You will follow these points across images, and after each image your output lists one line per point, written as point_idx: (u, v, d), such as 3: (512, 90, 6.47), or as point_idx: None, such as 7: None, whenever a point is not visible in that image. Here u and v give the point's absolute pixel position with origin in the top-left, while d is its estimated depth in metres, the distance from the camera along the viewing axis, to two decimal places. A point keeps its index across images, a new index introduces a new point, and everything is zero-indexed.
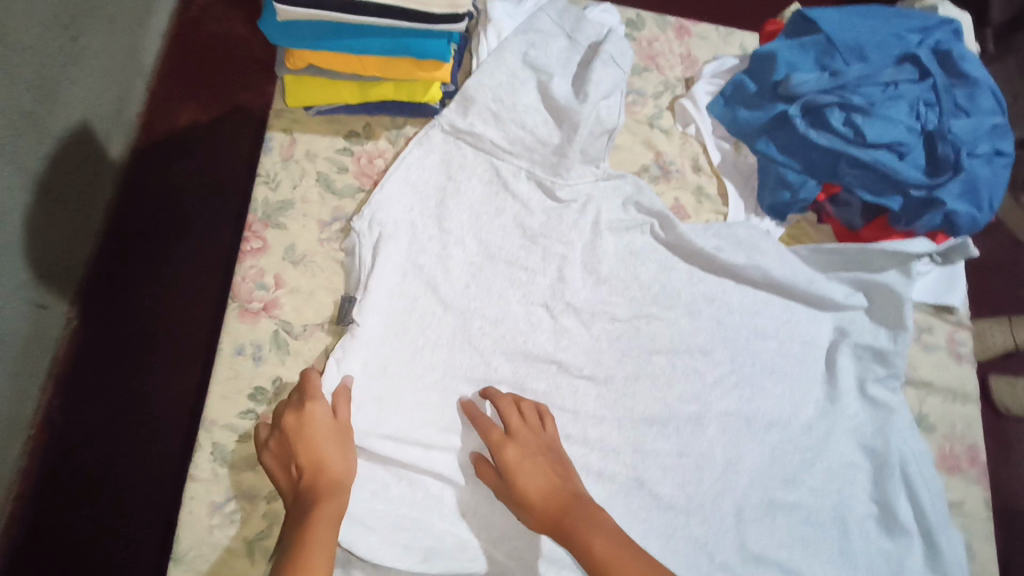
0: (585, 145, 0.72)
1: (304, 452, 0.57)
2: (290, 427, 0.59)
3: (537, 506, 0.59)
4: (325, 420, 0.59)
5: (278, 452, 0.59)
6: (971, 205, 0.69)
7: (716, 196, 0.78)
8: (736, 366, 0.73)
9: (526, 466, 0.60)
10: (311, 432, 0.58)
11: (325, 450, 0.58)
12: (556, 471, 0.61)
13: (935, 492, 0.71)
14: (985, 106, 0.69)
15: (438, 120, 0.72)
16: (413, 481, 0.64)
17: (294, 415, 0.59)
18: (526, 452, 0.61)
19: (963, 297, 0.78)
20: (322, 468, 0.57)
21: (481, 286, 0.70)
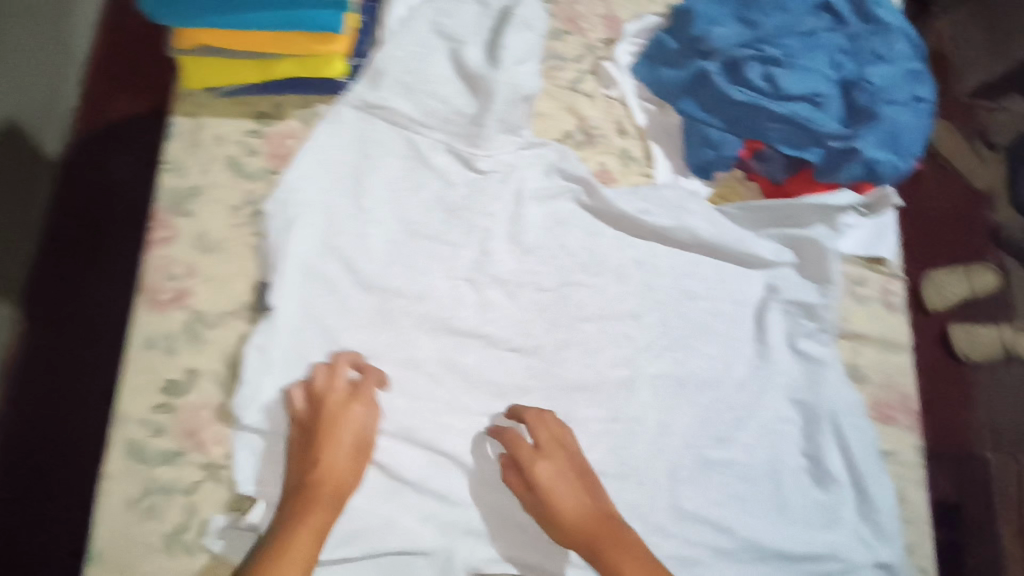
0: (503, 114, 0.71)
1: (331, 455, 0.60)
2: (325, 425, 0.61)
3: (567, 524, 0.61)
4: (359, 430, 0.62)
5: (302, 442, 0.61)
6: (892, 153, 0.67)
7: (641, 158, 0.76)
8: (667, 330, 0.72)
9: (561, 485, 0.62)
10: (343, 438, 0.61)
11: (347, 462, 0.60)
12: (581, 486, 0.63)
13: (865, 441, 0.72)
14: (902, 52, 0.69)
15: (346, 95, 0.70)
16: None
17: (333, 414, 0.61)
18: (558, 468, 0.63)
19: (893, 249, 0.79)
20: (335, 478, 0.59)
21: (404, 264, 0.68)
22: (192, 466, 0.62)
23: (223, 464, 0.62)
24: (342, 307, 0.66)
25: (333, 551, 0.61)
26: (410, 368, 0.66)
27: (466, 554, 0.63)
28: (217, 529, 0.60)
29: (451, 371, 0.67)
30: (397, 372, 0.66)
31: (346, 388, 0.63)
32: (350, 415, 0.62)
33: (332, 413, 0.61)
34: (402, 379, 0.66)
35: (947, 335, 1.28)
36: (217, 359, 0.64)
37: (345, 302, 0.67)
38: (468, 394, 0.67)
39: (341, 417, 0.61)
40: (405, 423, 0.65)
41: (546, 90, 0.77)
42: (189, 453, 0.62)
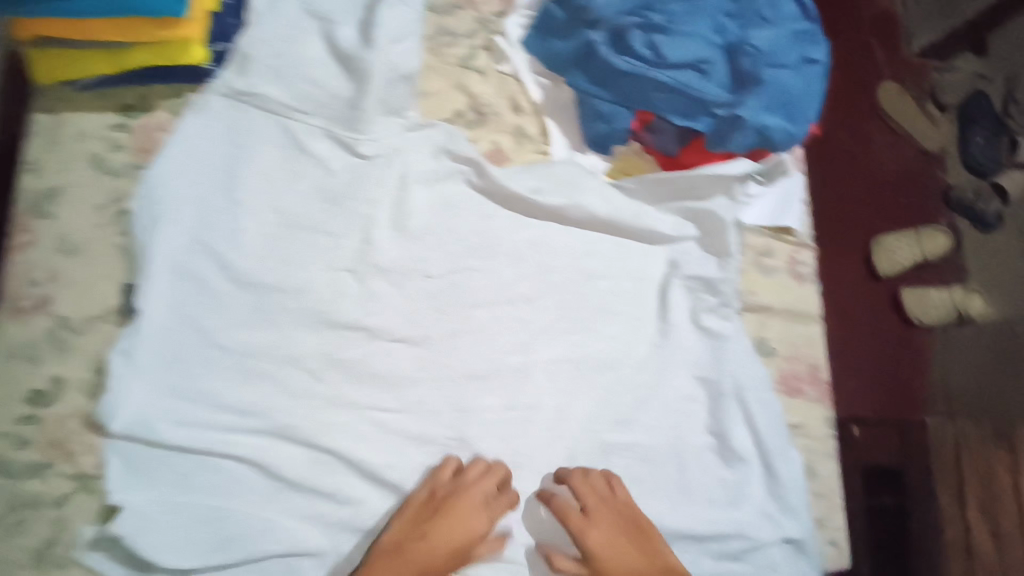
0: (382, 96, 0.68)
1: (436, 538, 0.61)
2: (444, 508, 0.62)
3: None
4: (475, 526, 0.62)
5: (407, 514, 0.62)
6: (784, 117, 0.65)
7: (537, 136, 0.74)
8: (563, 312, 0.70)
9: (614, 549, 0.63)
10: (455, 526, 0.61)
11: (445, 554, 0.61)
12: (657, 556, 0.63)
13: (772, 416, 0.71)
14: (788, 14, 0.68)
15: (213, 82, 0.66)
16: (210, 469, 0.62)
17: (459, 498, 0.62)
18: (602, 533, 0.63)
19: (798, 218, 0.77)
20: (430, 560, 0.60)
21: (281, 257, 0.66)
22: (62, 477, 0.59)
23: (96, 475, 0.60)
24: (216, 306, 0.65)
25: (207, 557, 0.59)
26: (287, 364, 0.65)
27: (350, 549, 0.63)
28: (88, 541, 0.57)
29: (334, 366, 0.66)
30: (279, 367, 0.65)
31: (484, 483, 0.63)
32: (471, 509, 0.62)
33: (456, 497, 0.62)
34: (282, 374, 0.65)
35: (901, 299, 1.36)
36: (85, 365, 0.61)
37: (218, 300, 0.65)
38: (353, 391, 0.66)
39: (462, 505, 0.62)
40: (287, 420, 0.64)
41: (433, 67, 0.73)
42: (58, 463, 0.59)
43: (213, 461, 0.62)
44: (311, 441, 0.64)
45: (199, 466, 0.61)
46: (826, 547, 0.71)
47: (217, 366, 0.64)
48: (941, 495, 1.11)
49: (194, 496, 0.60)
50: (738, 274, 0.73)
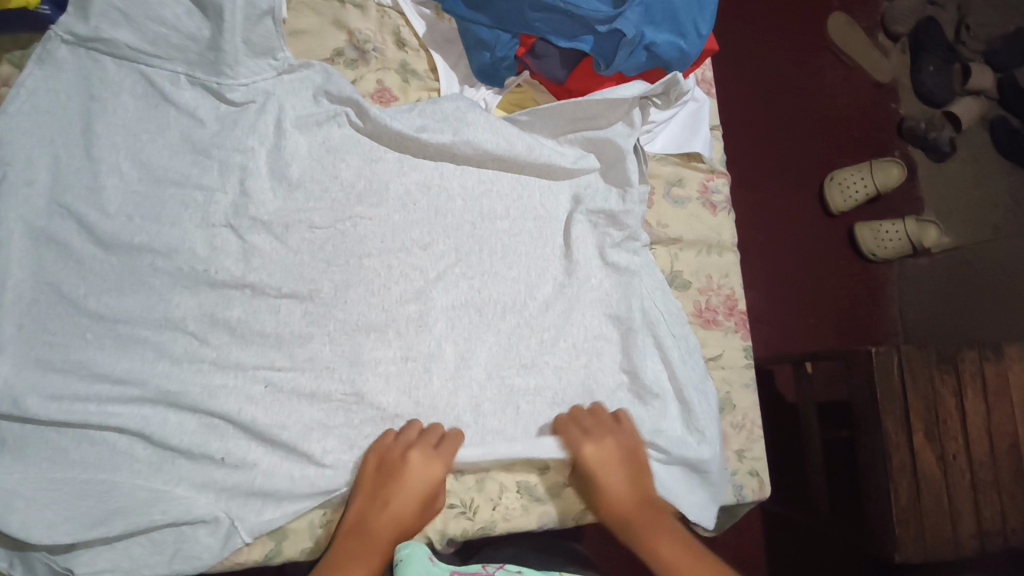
0: (245, 33, 0.62)
1: (394, 505, 0.57)
2: (392, 474, 0.58)
3: (614, 500, 0.60)
4: (428, 483, 0.59)
5: (358, 492, 0.58)
6: (672, 33, 0.62)
7: (424, 72, 0.70)
8: (459, 256, 0.67)
9: (608, 465, 0.61)
10: (410, 492, 0.58)
11: (404, 518, 0.58)
12: (639, 485, 0.61)
13: (688, 349, 0.68)
14: None
15: (52, 30, 0.61)
16: (91, 440, 0.58)
17: (404, 460, 0.58)
18: (606, 449, 0.61)
19: (708, 143, 0.73)
20: (396, 529, 0.57)
21: (153, 213, 0.62)
22: None
23: None
24: (83, 270, 0.60)
25: (92, 530, 0.54)
26: (168, 326, 0.60)
27: (251, 516, 0.58)
28: None
29: (217, 327, 0.61)
30: (152, 333, 0.60)
31: (428, 439, 0.60)
32: (422, 468, 0.59)
33: (402, 458, 0.59)
34: (159, 339, 0.60)
35: (855, 236, 1.43)
36: None
37: (86, 264, 0.60)
38: (238, 352, 0.61)
39: (411, 465, 0.58)
40: (163, 386, 0.59)
41: (305, 3, 0.68)
42: None
43: (94, 434, 0.58)
44: (200, 404, 0.59)
45: (78, 440, 0.57)
46: (747, 478, 0.69)
47: (88, 335, 0.59)
48: (886, 423, 1.02)
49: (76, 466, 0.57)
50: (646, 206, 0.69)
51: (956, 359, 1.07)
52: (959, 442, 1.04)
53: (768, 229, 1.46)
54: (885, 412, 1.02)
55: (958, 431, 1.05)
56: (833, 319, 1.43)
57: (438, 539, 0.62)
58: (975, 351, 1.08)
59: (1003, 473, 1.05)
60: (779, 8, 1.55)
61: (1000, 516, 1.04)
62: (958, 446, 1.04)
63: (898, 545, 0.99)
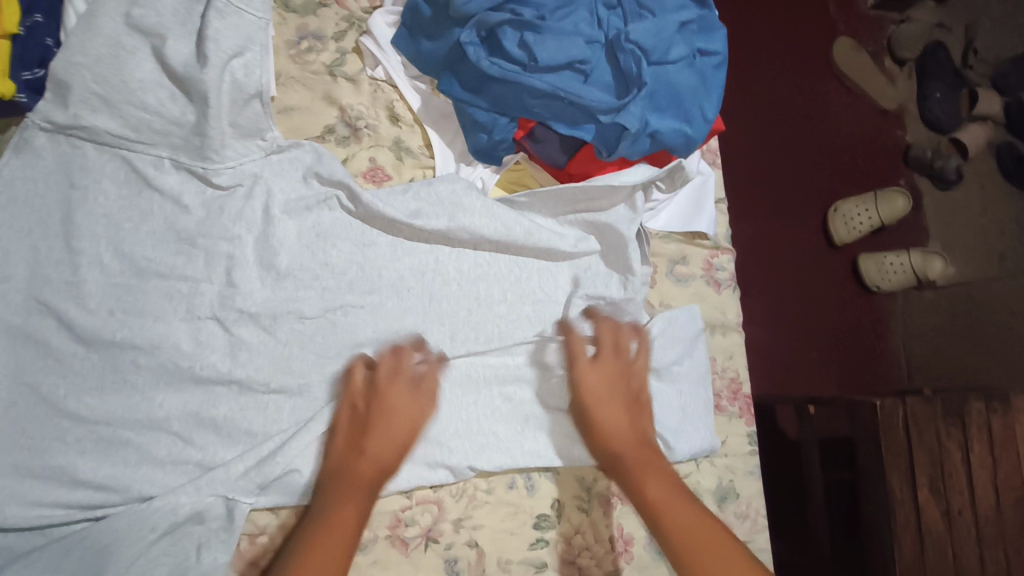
0: (232, 117, 0.59)
1: (375, 444, 0.58)
2: (368, 416, 0.59)
3: (605, 427, 0.61)
4: (403, 416, 0.59)
5: (338, 438, 0.58)
6: (677, 119, 0.60)
7: (419, 149, 0.68)
8: (455, 343, 0.65)
9: (604, 395, 0.62)
10: (387, 432, 0.58)
11: (384, 438, 0.58)
12: (632, 418, 0.61)
13: (697, 435, 0.66)
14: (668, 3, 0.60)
15: (30, 117, 0.59)
16: (72, 554, 0.54)
17: (378, 400, 0.59)
18: (604, 376, 0.62)
19: (713, 221, 0.71)
20: (382, 464, 0.58)
21: (137, 305, 0.60)
22: None
23: None
24: (64, 367, 0.58)
25: None
26: (153, 425, 0.58)
27: None
28: None
29: (202, 426, 0.59)
30: (134, 434, 0.58)
31: (403, 379, 0.61)
32: (397, 407, 0.59)
33: (375, 400, 0.60)
34: (142, 441, 0.58)
35: (861, 270, 1.41)
36: None
37: (68, 360, 0.58)
38: (224, 453, 0.59)
39: (387, 403, 0.59)
40: (145, 491, 0.57)
41: (295, 77, 0.66)
42: None
43: (66, 528, 0.56)
44: (186, 507, 0.57)
45: (61, 552, 0.54)
46: None
47: (69, 438, 0.57)
48: (892, 478, 1.01)
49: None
50: (647, 291, 0.67)
51: (963, 411, 1.04)
52: (965, 495, 1.02)
53: (773, 263, 1.42)
54: (890, 467, 1.02)
55: (965, 485, 1.02)
56: (837, 354, 1.41)
57: None
58: (982, 403, 1.05)
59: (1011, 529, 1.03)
60: (785, 35, 1.51)
61: None
62: (964, 500, 1.02)
63: None
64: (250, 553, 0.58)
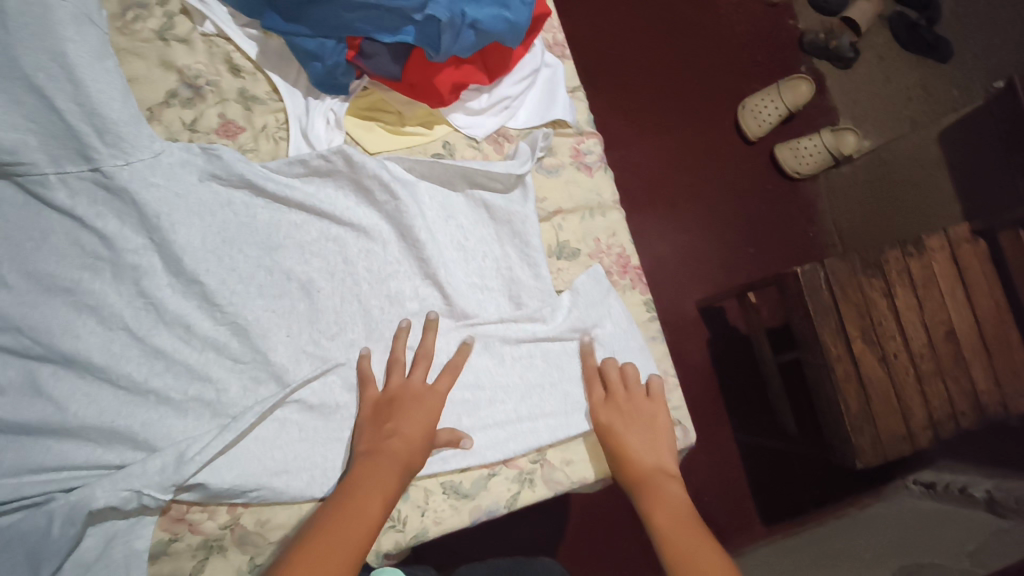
0: (73, 98, 0.60)
1: (402, 430, 0.59)
2: (399, 404, 0.61)
3: (625, 459, 0.62)
4: (428, 408, 0.62)
5: (365, 427, 0.60)
6: (495, 6, 0.61)
7: (266, 95, 0.68)
8: (336, 286, 0.65)
9: (620, 425, 0.64)
10: (412, 417, 0.60)
11: (412, 429, 0.60)
12: (649, 449, 0.63)
13: (592, 307, 0.69)
14: None
15: None
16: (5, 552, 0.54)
17: (409, 392, 0.62)
18: (618, 404, 0.65)
19: (568, 108, 0.72)
20: (408, 453, 0.58)
21: (33, 306, 0.60)
22: None
23: None
24: None
25: None
26: (67, 416, 0.58)
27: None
28: None
29: (104, 411, 0.59)
30: (35, 426, 0.57)
31: (416, 373, 0.63)
32: (418, 398, 0.62)
33: (406, 392, 0.62)
34: (47, 433, 0.58)
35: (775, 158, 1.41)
36: None
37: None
38: (141, 458, 0.58)
39: (409, 397, 0.62)
40: (52, 481, 0.56)
41: (129, 49, 0.66)
42: None
43: None
44: (101, 502, 0.55)
45: None
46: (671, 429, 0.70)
47: None
48: (823, 335, 1.03)
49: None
50: (534, 197, 0.70)
51: (880, 262, 1.08)
52: (898, 340, 1.05)
53: (692, 169, 1.42)
54: (821, 327, 1.03)
55: (895, 330, 1.05)
56: (770, 245, 1.42)
57: (375, 558, 0.62)
58: (898, 250, 1.09)
59: (945, 362, 1.06)
60: None
61: (948, 402, 1.04)
62: (898, 345, 1.05)
63: (857, 452, 1.00)
64: (173, 509, 0.59)
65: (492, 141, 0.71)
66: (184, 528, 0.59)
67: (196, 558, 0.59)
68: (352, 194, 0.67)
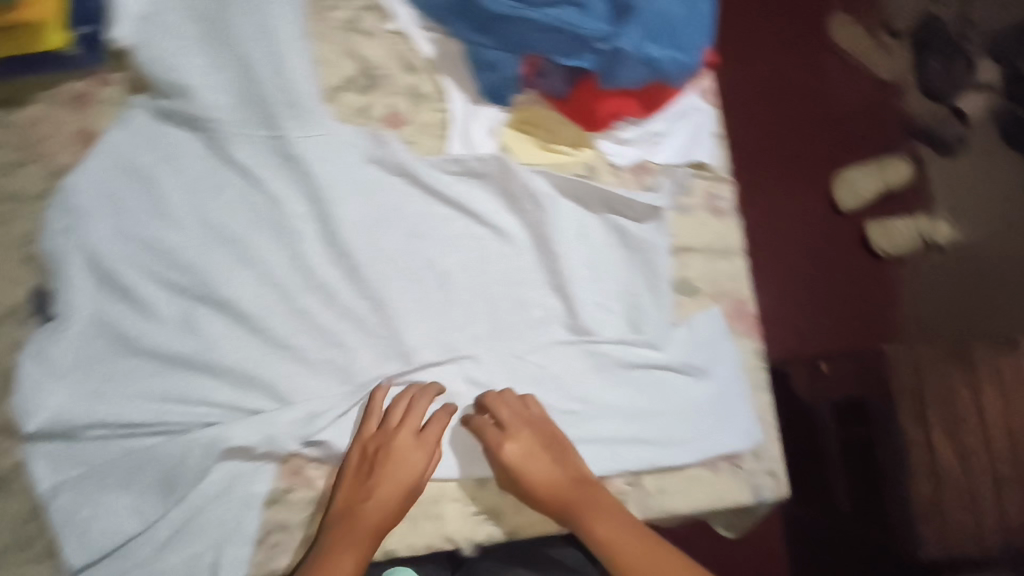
0: (266, 72, 0.66)
1: (380, 493, 0.61)
2: (376, 462, 0.62)
3: (541, 493, 0.63)
4: (411, 469, 0.62)
5: (344, 479, 0.62)
6: (670, 47, 0.68)
7: (433, 94, 0.72)
8: (471, 282, 0.69)
9: (532, 461, 0.63)
10: (391, 477, 0.61)
11: (390, 492, 0.61)
12: (565, 469, 0.64)
13: (703, 343, 0.71)
14: None
15: (139, 100, 0.66)
16: (146, 469, 0.59)
17: (385, 449, 0.62)
18: (526, 440, 0.63)
19: (711, 152, 0.76)
20: (383, 513, 0.61)
21: (200, 249, 0.65)
22: None
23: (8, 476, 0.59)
24: (130, 300, 0.63)
25: (164, 551, 0.58)
26: (213, 356, 0.62)
27: (298, 525, 0.62)
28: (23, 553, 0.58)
29: (243, 360, 0.63)
30: (185, 360, 0.62)
31: (407, 426, 0.63)
32: (403, 454, 0.62)
33: (383, 447, 0.62)
34: (194, 369, 0.62)
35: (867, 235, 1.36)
36: None
37: (136, 295, 0.63)
38: (274, 408, 0.62)
39: (392, 453, 0.62)
40: (196, 412, 0.61)
41: (322, 33, 0.72)
42: None
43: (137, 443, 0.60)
44: (235, 440, 0.60)
45: (135, 467, 0.59)
46: (764, 477, 0.70)
47: (137, 369, 0.61)
48: (904, 420, 1.03)
49: (131, 496, 0.59)
50: (665, 231, 0.73)
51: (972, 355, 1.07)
52: None
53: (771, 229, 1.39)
54: (902, 410, 1.03)
55: None
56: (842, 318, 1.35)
57: (468, 547, 0.65)
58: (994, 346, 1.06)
59: None
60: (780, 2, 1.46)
61: None
62: None
63: (922, 543, 1.01)
64: (293, 462, 0.63)
65: (634, 170, 0.74)
66: (300, 481, 0.63)
67: (308, 510, 0.63)
68: (499, 202, 0.70)
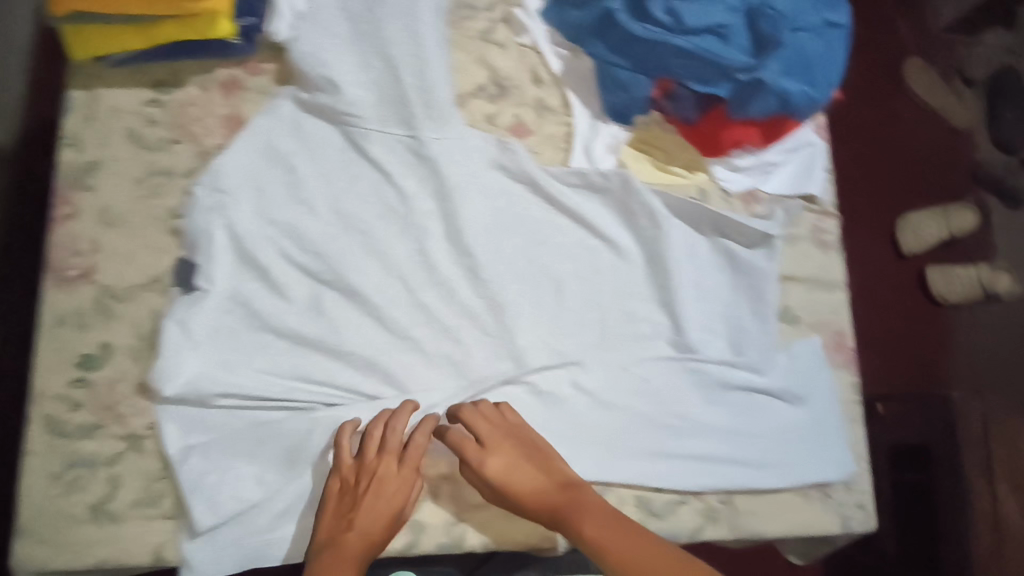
0: (410, 74, 0.69)
1: (363, 521, 0.59)
2: (357, 493, 0.60)
3: (527, 503, 0.61)
4: (393, 496, 0.60)
5: (326, 509, 0.60)
6: (804, 82, 0.70)
7: (559, 108, 0.75)
8: (583, 291, 0.71)
9: (515, 473, 0.61)
10: (373, 503, 0.59)
11: (372, 521, 0.59)
12: (549, 475, 0.61)
13: (805, 372, 0.72)
14: None
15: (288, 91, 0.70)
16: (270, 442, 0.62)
17: (369, 473, 0.60)
18: (505, 451, 0.62)
19: (821, 184, 0.77)
20: (371, 542, 0.58)
21: (331, 237, 0.68)
22: (113, 438, 0.62)
23: (146, 435, 0.62)
24: (266, 279, 0.66)
25: (281, 521, 0.61)
26: (339, 340, 0.65)
27: None
28: (149, 509, 0.61)
29: (366, 347, 0.66)
30: (312, 341, 0.65)
31: (389, 453, 0.61)
32: (384, 481, 0.60)
33: (370, 474, 0.60)
34: (320, 350, 0.65)
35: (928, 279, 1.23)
36: (129, 331, 0.64)
37: (272, 275, 0.66)
38: (393, 396, 0.65)
39: (376, 478, 0.60)
40: (320, 392, 0.64)
41: (458, 43, 0.75)
42: (109, 425, 0.62)
43: (263, 415, 0.63)
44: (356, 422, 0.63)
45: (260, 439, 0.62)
46: (855, 510, 0.71)
47: (268, 346, 0.65)
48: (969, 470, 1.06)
49: (254, 466, 0.61)
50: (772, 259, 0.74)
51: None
52: None
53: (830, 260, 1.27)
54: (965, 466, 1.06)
55: None
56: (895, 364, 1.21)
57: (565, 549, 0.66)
58: None
59: None
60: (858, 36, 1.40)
61: None
62: None
63: None
64: None
65: (742, 197, 0.76)
66: None
67: None
68: (615, 215, 0.73)
